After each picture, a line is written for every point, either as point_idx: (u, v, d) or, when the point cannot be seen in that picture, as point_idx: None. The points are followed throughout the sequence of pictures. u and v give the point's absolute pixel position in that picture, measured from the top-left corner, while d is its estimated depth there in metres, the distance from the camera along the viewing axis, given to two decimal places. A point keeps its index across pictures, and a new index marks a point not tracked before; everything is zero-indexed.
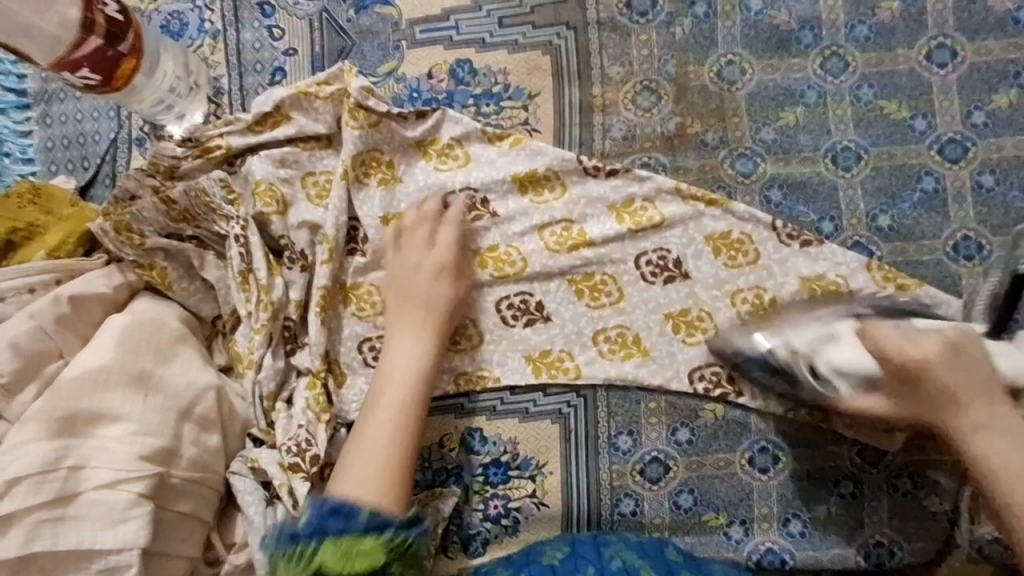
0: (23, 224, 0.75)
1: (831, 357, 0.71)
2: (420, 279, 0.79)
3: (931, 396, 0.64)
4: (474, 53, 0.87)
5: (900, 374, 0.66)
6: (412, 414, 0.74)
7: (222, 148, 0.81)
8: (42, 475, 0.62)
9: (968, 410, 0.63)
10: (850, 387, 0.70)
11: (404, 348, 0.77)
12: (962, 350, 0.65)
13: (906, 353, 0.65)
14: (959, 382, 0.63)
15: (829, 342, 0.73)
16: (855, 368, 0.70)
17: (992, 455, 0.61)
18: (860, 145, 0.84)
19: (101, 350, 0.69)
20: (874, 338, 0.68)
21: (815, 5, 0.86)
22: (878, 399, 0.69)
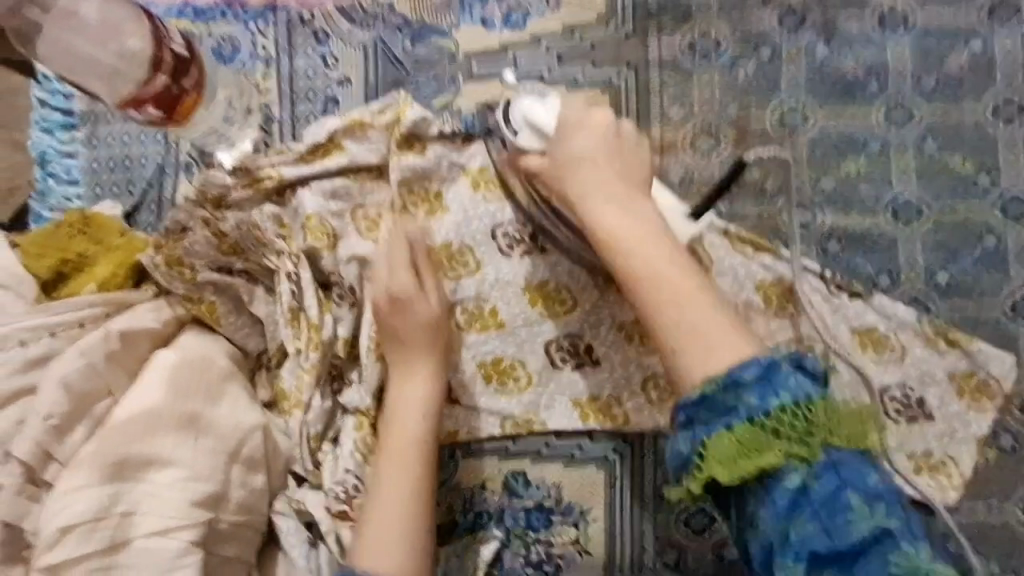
0: (72, 256, 0.74)
1: (527, 106, 0.78)
2: (403, 320, 0.75)
3: (579, 164, 0.76)
4: (532, 89, 0.85)
5: (560, 153, 0.77)
6: (425, 453, 0.73)
7: (272, 179, 0.79)
8: (94, 522, 0.61)
9: (614, 193, 0.76)
10: (538, 146, 0.78)
11: (408, 386, 0.75)
12: (621, 146, 0.78)
13: (573, 120, 0.78)
14: (611, 162, 0.77)
15: (534, 98, 0.79)
16: (542, 124, 0.77)
17: (603, 214, 0.75)
18: (922, 200, 0.83)
19: (151, 390, 0.68)
20: (565, 111, 0.78)
21: (882, 53, 0.84)
22: (541, 160, 0.78)
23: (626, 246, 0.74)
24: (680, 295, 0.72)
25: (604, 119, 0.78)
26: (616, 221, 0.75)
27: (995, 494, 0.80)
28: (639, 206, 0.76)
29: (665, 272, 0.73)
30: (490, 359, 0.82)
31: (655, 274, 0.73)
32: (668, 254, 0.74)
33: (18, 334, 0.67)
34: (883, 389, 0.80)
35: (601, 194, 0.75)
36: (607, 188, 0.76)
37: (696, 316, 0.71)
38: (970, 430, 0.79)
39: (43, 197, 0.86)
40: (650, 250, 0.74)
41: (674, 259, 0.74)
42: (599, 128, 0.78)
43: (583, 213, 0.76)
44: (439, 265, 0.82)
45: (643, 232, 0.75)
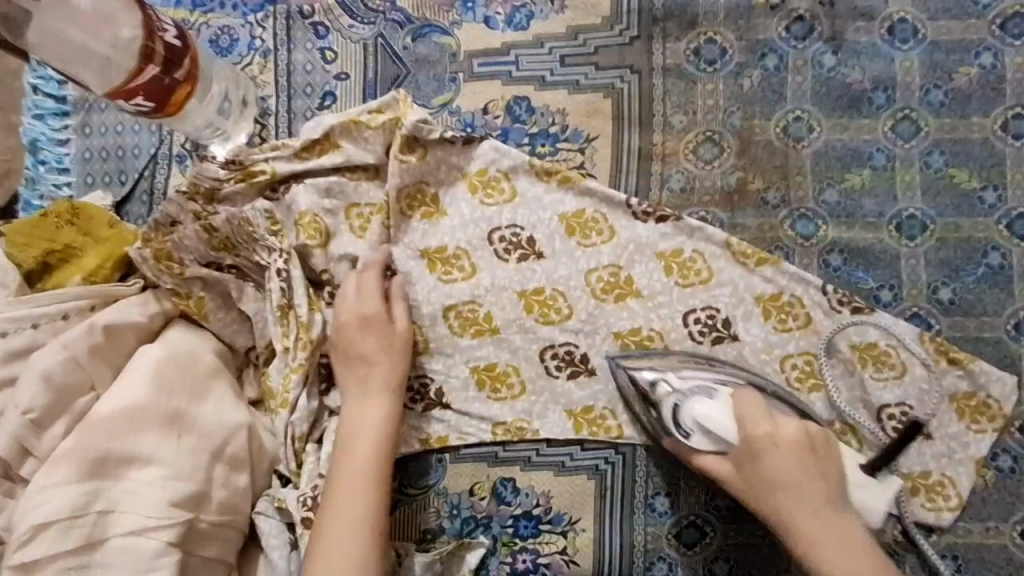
0: (59, 246, 0.72)
1: (696, 409, 0.73)
2: (362, 339, 0.74)
3: (773, 482, 0.71)
4: (534, 90, 0.84)
5: (750, 479, 0.72)
6: (379, 477, 0.70)
7: (266, 173, 0.78)
8: (71, 519, 0.59)
9: (809, 503, 0.70)
10: (716, 458, 0.74)
11: (366, 410, 0.73)
12: (821, 450, 0.72)
13: (761, 433, 0.72)
14: (805, 493, 0.70)
15: (701, 394, 0.74)
16: (719, 430, 0.73)
17: (802, 524, 0.70)
18: (927, 216, 0.81)
19: (134, 385, 0.66)
20: (741, 411, 0.73)
21: (891, 65, 0.82)
22: (728, 465, 0.73)
23: (817, 548, 0.68)
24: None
25: (793, 424, 0.72)
26: (855, 565, 0.67)
27: (991, 516, 0.79)
28: (853, 524, 0.70)
29: (856, 543, 0.69)
30: (483, 364, 0.81)
31: (847, 565, 0.67)
32: (859, 538, 0.69)
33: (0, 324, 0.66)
34: (881, 406, 0.79)
35: (808, 517, 0.70)
36: (805, 534, 0.69)
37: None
38: (968, 450, 0.78)
39: (33, 184, 0.85)
40: (847, 556, 0.68)
41: (878, 562, 0.68)
42: (796, 443, 0.71)
43: (778, 515, 0.71)
44: (433, 266, 0.81)
45: (861, 560, 0.68)
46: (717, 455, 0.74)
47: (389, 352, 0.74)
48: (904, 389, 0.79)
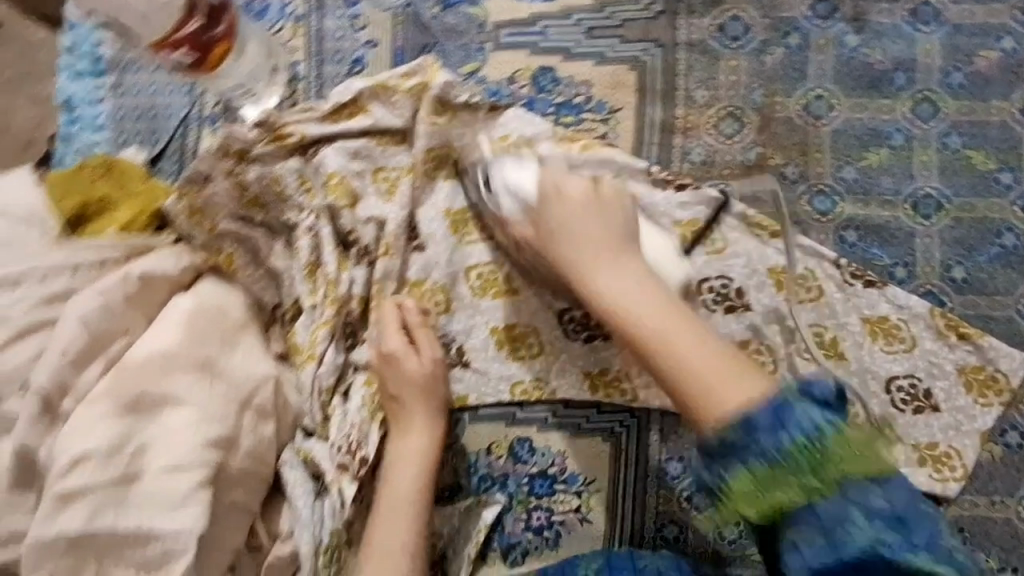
0: (95, 199, 0.75)
1: (504, 169, 0.78)
2: (400, 373, 0.76)
3: (567, 231, 0.74)
4: (559, 62, 0.85)
5: (547, 229, 0.75)
6: (419, 509, 0.73)
7: (296, 135, 0.80)
8: (109, 454, 0.62)
9: (618, 249, 0.73)
10: (519, 210, 0.77)
11: (405, 445, 0.75)
12: (604, 199, 0.75)
13: (553, 185, 0.76)
14: (588, 216, 0.74)
15: (512, 161, 0.78)
16: (519, 187, 0.77)
17: (617, 287, 0.71)
18: (943, 194, 0.83)
19: (168, 331, 0.69)
20: (544, 176, 0.77)
21: (912, 47, 0.84)
22: (524, 224, 0.77)
23: (629, 299, 0.70)
24: (687, 357, 0.66)
25: (581, 180, 0.77)
26: (698, 348, 0.66)
27: (998, 489, 0.81)
28: (635, 261, 0.72)
29: (681, 319, 0.68)
30: (503, 326, 0.83)
31: (683, 355, 0.66)
32: (656, 287, 0.71)
33: (41, 269, 0.68)
34: (889, 378, 0.81)
35: (577, 244, 0.73)
36: (595, 255, 0.73)
37: (705, 356, 0.66)
38: (975, 424, 0.80)
39: (66, 141, 0.87)
40: (654, 311, 0.69)
41: (680, 312, 0.69)
42: (588, 190, 0.75)
43: (559, 256, 0.74)
44: (456, 229, 0.83)
45: (659, 305, 0.69)
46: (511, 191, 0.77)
47: (425, 384, 0.76)
48: (913, 363, 0.81)
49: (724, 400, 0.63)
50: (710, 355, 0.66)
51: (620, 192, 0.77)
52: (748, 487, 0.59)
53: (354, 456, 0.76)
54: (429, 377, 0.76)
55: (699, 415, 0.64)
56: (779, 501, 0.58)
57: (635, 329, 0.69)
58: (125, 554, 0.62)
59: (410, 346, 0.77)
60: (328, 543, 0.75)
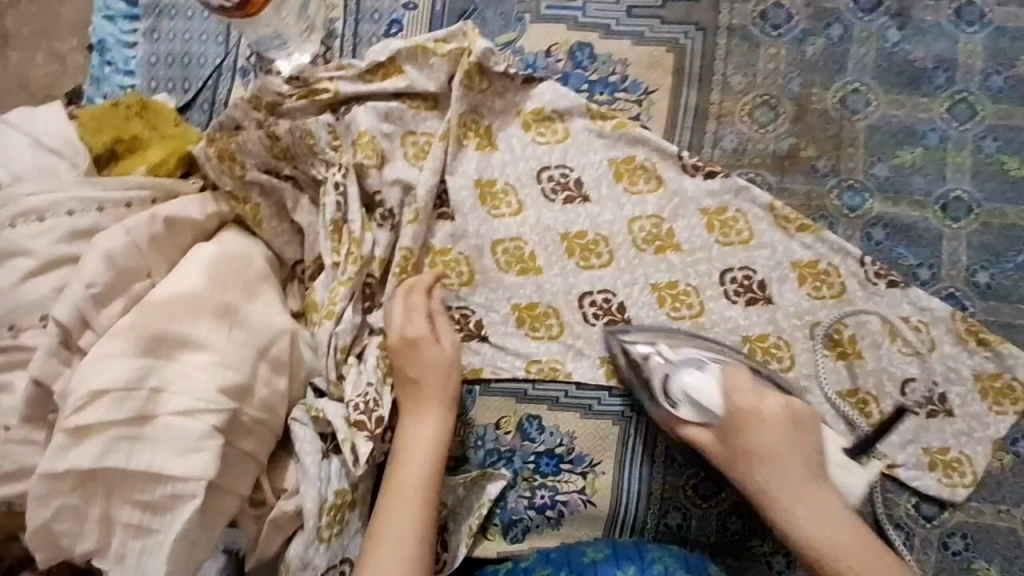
0: (126, 136, 0.75)
1: (689, 381, 0.75)
2: (415, 358, 0.75)
3: (777, 458, 0.72)
4: (598, 38, 0.85)
5: (735, 451, 0.73)
6: (428, 491, 0.71)
7: (329, 92, 0.79)
8: (126, 391, 0.62)
9: (802, 472, 0.72)
10: (704, 425, 0.75)
11: (417, 429, 0.74)
12: (798, 424, 0.73)
13: (743, 408, 0.74)
14: (797, 454, 0.72)
15: (691, 366, 0.76)
16: (705, 400, 0.74)
17: (786, 495, 0.72)
18: (974, 198, 0.82)
19: (191, 276, 0.68)
20: (728, 384, 0.75)
21: (954, 47, 0.83)
22: (711, 433, 0.75)
23: (812, 521, 0.71)
24: (873, 575, 0.69)
25: (777, 401, 0.74)
26: (828, 525, 0.70)
27: (1005, 499, 0.80)
28: (829, 493, 0.72)
29: (840, 522, 0.70)
30: (525, 303, 0.82)
31: (866, 569, 0.69)
32: (839, 508, 0.71)
33: (68, 203, 0.68)
34: (905, 380, 0.80)
35: (788, 473, 0.72)
36: (807, 487, 0.72)
37: (877, 566, 0.69)
38: (988, 431, 0.79)
39: (99, 83, 0.87)
40: (827, 524, 0.70)
41: (854, 525, 0.71)
42: (781, 415, 0.73)
43: (759, 484, 0.73)
44: (483, 199, 0.82)
45: (845, 527, 0.70)
46: (696, 433, 0.76)
47: (437, 368, 0.75)
48: (932, 366, 0.80)
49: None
50: (881, 548, 0.70)
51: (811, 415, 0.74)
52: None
53: (369, 416, 0.75)
54: (448, 367, 0.75)
55: None
56: None
57: (815, 543, 0.70)
58: (135, 490, 0.63)
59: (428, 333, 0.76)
60: (332, 503, 0.75)
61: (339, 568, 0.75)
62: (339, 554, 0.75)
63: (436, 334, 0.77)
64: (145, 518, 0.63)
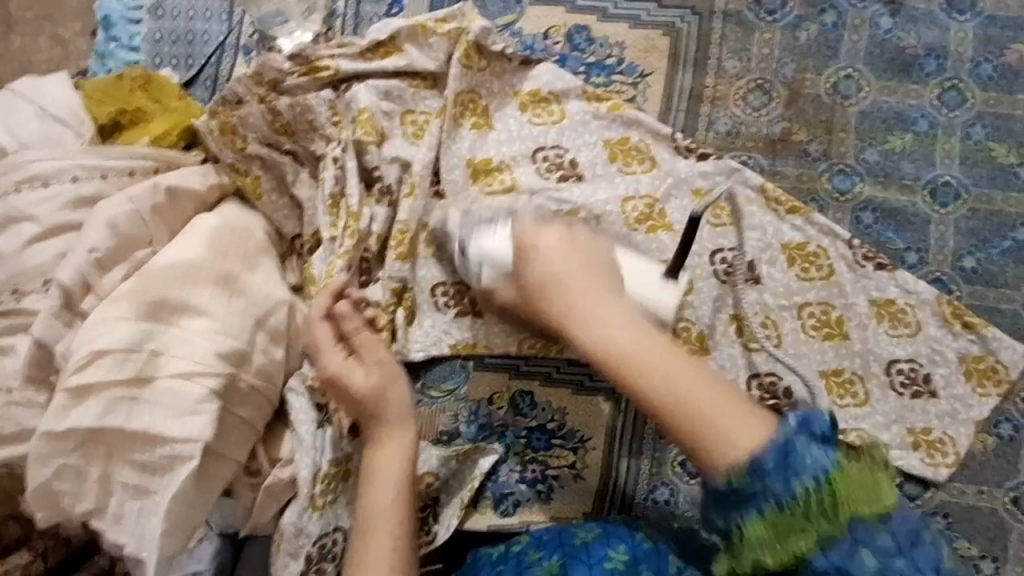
0: (131, 108, 0.76)
1: (488, 244, 0.74)
2: (345, 387, 0.73)
3: (550, 279, 0.66)
4: (595, 21, 0.86)
5: (527, 289, 0.68)
6: (399, 511, 0.68)
7: (330, 69, 0.81)
8: (127, 352, 0.63)
9: (592, 283, 0.65)
10: (498, 275, 0.73)
11: (377, 457, 0.71)
12: (580, 245, 0.69)
13: (524, 240, 0.71)
14: (584, 264, 0.67)
15: (484, 228, 0.75)
16: (501, 258, 0.73)
17: (594, 321, 0.62)
18: (962, 184, 0.84)
19: (193, 244, 0.70)
20: (515, 233, 0.73)
21: (946, 34, 0.84)
22: (511, 291, 0.72)
23: (604, 330, 0.61)
24: (703, 399, 0.56)
25: (554, 232, 0.71)
26: (628, 334, 0.60)
27: (987, 480, 0.82)
28: (623, 307, 0.63)
29: (647, 330, 0.61)
30: None
31: (670, 377, 0.58)
32: (639, 319, 0.62)
33: (73, 170, 0.69)
34: (891, 361, 0.82)
35: (575, 292, 0.65)
36: (595, 295, 0.64)
37: (694, 382, 0.57)
38: (972, 413, 0.81)
39: (104, 59, 0.88)
40: (636, 341, 0.60)
41: (665, 339, 0.61)
42: (557, 240, 0.70)
43: (549, 311, 0.66)
44: (477, 177, 0.83)
45: (647, 337, 0.60)
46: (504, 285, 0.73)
47: (370, 391, 0.72)
48: (917, 348, 0.82)
49: (729, 429, 0.55)
50: (697, 378, 0.57)
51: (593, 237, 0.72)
52: (763, 534, 0.54)
53: None
54: (380, 386, 0.72)
55: (708, 469, 0.55)
56: (800, 548, 0.53)
57: (614, 346, 0.60)
58: (134, 452, 0.64)
59: (349, 359, 0.74)
60: (327, 472, 0.76)
61: (331, 536, 0.76)
62: (332, 522, 0.76)
63: (357, 358, 0.74)
64: (143, 479, 0.64)
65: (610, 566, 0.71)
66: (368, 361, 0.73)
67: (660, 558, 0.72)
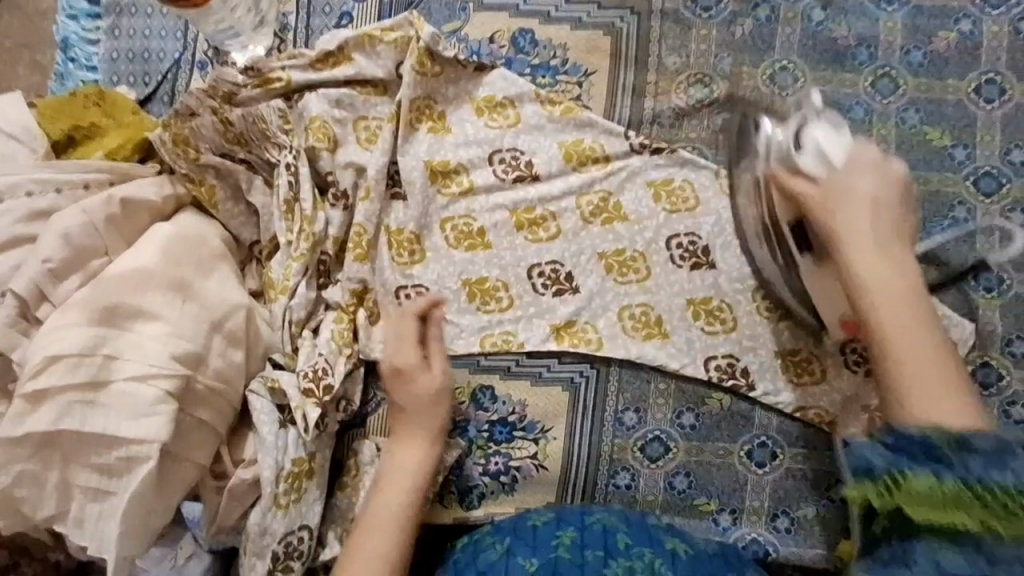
0: (85, 124, 0.78)
1: (817, 133, 0.74)
2: (408, 385, 0.78)
3: (849, 206, 0.72)
4: (538, 25, 0.89)
5: (823, 189, 0.73)
6: (408, 519, 0.74)
7: (282, 81, 0.83)
8: (80, 358, 0.65)
9: (895, 251, 0.71)
10: (814, 167, 0.73)
11: (404, 457, 0.76)
12: (907, 194, 0.74)
13: (852, 161, 0.73)
14: (874, 210, 0.72)
15: (830, 124, 0.75)
16: (829, 154, 0.73)
17: (866, 269, 0.70)
18: (899, 167, 0.86)
19: (146, 252, 0.72)
20: (856, 149, 0.74)
21: (876, 25, 0.88)
22: (814, 189, 0.73)
23: (881, 289, 0.69)
24: (937, 376, 0.65)
25: (874, 163, 0.73)
26: (890, 276, 0.69)
27: None
28: (906, 265, 0.70)
29: (919, 297, 0.69)
30: (475, 278, 0.85)
31: (911, 343, 0.66)
32: (917, 285, 0.69)
33: (27, 185, 0.72)
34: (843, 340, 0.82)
35: (858, 250, 0.71)
36: (879, 242, 0.71)
37: (937, 360, 0.66)
38: None
39: (62, 79, 0.90)
40: (899, 299, 0.68)
41: (925, 314, 0.68)
42: (884, 186, 0.73)
43: (832, 230, 0.72)
44: (434, 179, 0.86)
45: (934, 344, 0.66)
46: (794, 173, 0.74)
47: (426, 397, 0.77)
48: None
49: (944, 399, 0.63)
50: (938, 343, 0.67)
51: (911, 212, 0.74)
52: (927, 487, 0.56)
53: (319, 385, 0.78)
54: (438, 395, 0.77)
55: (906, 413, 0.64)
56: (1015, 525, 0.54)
57: (907, 343, 0.66)
58: (91, 455, 0.66)
59: (424, 360, 0.79)
60: (290, 471, 0.77)
61: (298, 534, 0.78)
62: (297, 521, 0.78)
63: (428, 363, 0.79)
64: (102, 483, 0.66)
65: (556, 544, 0.71)
66: (437, 370, 0.79)
67: (608, 536, 0.72)
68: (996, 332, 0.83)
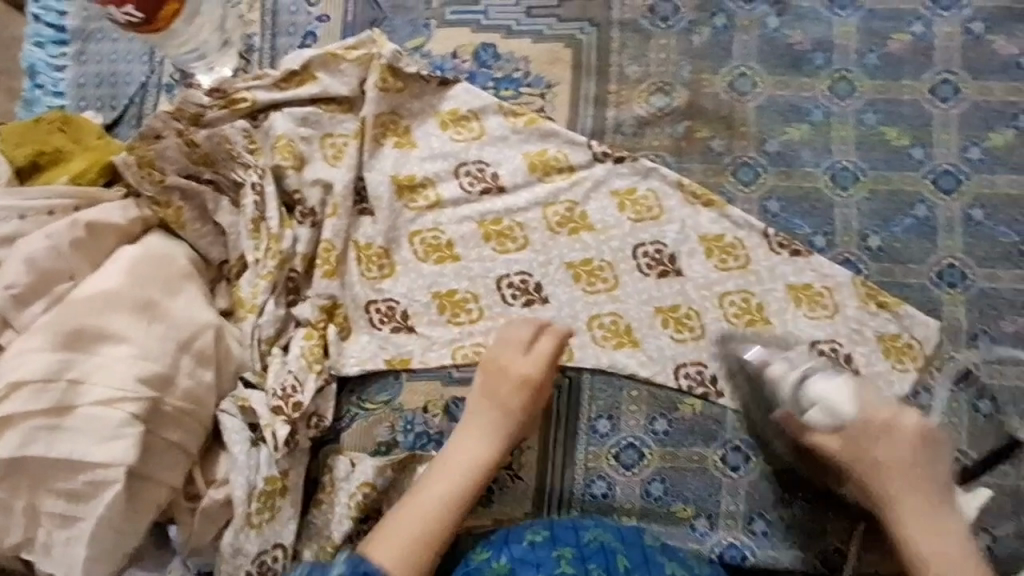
0: (49, 149, 0.79)
1: (821, 385, 0.76)
2: (515, 389, 0.79)
3: (885, 471, 0.74)
4: (500, 38, 0.91)
5: (855, 468, 0.75)
6: (465, 498, 0.76)
7: (247, 101, 0.84)
8: (44, 382, 0.66)
9: (925, 489, 0.73)
10: (827, 426, 0.75)
11: (479, 445, 0.78)
12: (933, 445, 0.74)
13: (869, 412, 0.75)
14: (903, 489, 0.73)
15: (824, 377, 0.77)
16: (840, 407, 0.75)
17: (912, 539, 0.72)
18: (859, 167, 0.87)
19: (112, 276, 0.72)
20: (860, 398, 0.76)
21: (830, 29, 0.90)
22: (838, 440, 0.75)
23: (920, 537, 0.72)
24: None
25: (909, 453, 0.74)
26: (930, 545, 0.71)
27: None
28: (946, 508, 0.73)
29: (942, 508, 0.73)
30: (444, 291, 0.85)
31: None
32: (957, 527, 0.72)
33: None
34: (813, 341, 0.82)
35: (902, 501, 0.73)
36: (919, 507, 0.73)
37: None
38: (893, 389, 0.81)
39: (30, 105, 0.91)
40: (944, 549, 0.71)
41: (970, 565, 0.70)
42: (917, 445, 0.74)
43: (871, 468, 0.74)
44: (401, 193, 0.87)
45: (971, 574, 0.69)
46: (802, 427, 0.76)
47: (528, 404, 0.79)
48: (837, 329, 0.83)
49: None
50: (960, 546, 0.71)
51: (946, 451, 0.75)
52: None
53: (287, 402, 0.79)
54: (535, 405, 0.80)
55: None
56: None
57: None
58: (57, 480, 0.66)
59: (546, 380, 0.80)
60: (262, 489, 0.77)
61: (271, 553, 0.77)
62: (271, 539, 0.77)
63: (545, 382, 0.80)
64: (69, 508, 0.66)
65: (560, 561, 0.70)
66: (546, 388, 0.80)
67: (607, 556, 0.71)
68: (962, 327, 0.83)
